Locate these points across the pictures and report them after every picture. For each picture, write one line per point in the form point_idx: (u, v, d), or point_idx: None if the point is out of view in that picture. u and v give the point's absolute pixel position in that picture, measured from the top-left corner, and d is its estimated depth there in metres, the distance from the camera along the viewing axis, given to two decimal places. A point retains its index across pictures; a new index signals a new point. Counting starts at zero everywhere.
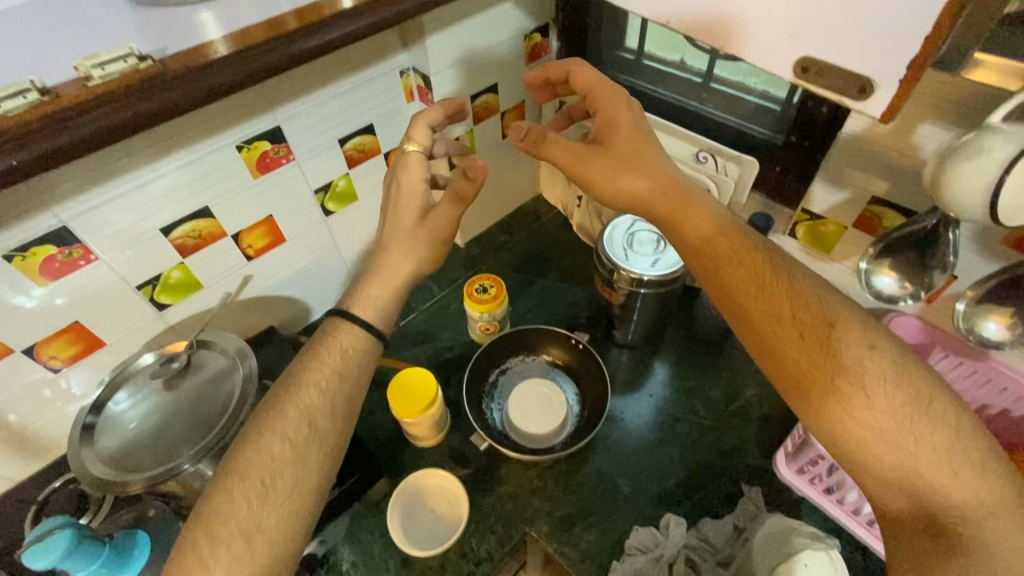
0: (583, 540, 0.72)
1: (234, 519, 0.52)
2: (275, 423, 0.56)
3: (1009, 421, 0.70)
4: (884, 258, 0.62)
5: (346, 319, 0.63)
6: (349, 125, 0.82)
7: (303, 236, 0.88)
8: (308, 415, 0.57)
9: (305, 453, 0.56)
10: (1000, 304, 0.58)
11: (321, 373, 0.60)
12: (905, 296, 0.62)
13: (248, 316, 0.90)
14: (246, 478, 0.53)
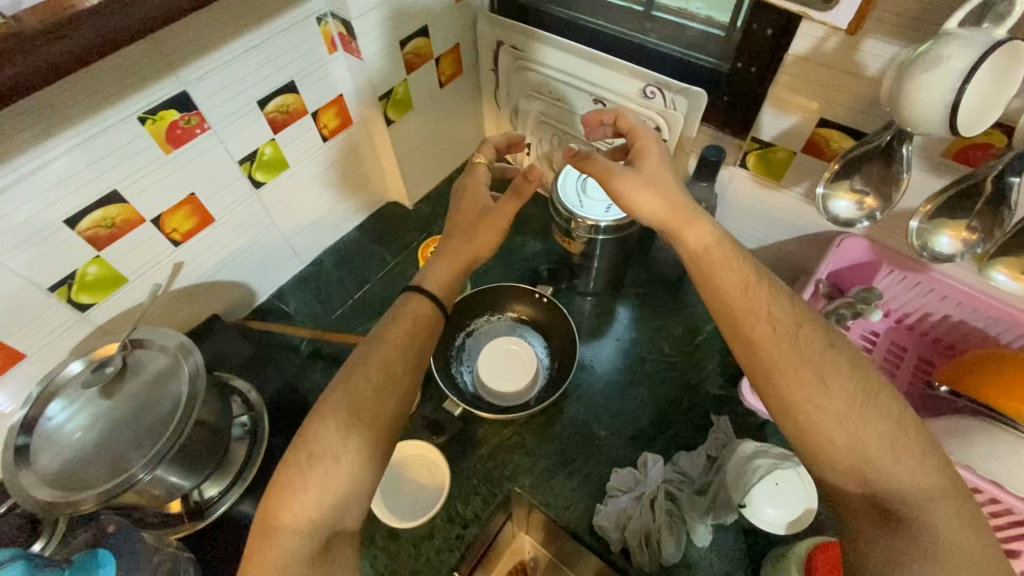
0: (566, 488, 0.73)
1: (320, 450, 0.52)
2: (359, 370, 0.56)
3: (951, 326, 0.74)
4: (841, 180, 0.62)
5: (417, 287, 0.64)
6: (266, 83, 0.73)
7: (234, 213, 0.81)
8: (386, 368, 0.57)
9: (383, 399, 0.56)
10: (953, 217, 0.59)
11: (397, 332, 0.60)
12: (861, 217, 0.62)
13: (185, 308, 0.82)
14: (337, 409, 0.54)
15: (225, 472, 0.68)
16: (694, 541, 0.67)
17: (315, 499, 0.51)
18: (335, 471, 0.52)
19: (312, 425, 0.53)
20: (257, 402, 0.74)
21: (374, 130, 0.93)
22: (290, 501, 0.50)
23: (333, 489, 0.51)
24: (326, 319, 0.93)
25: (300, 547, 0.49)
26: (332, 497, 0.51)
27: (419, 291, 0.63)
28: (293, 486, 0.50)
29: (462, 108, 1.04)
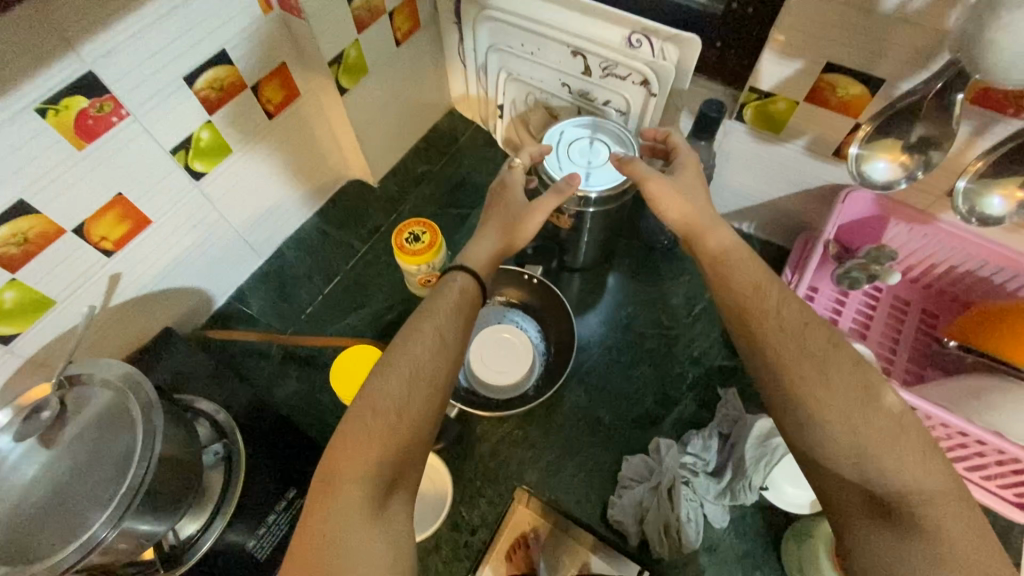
0: (575, 481, 0.69)
1: (381, 405, 0.49)
2: (419, 330, 0.54)
3: (956, 275, 0.72)
4: (876, 144, 0.58)
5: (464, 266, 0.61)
6: (191, 56, 0.62)
7: (175, 211, 0.70)
8: (441, 333, 0.55)
9: (441, 360, 0.53)
10: (1006, 175, 0.56)
11: (451, 299, 0.58)
12: (901, 178, 0.58)
13: (132, 323, 0.72)
14: (398, 369, 0.51)
15: (206, 501, 0.61)
16: (712, 523, 0.65)
17: (376, 455, 0.47)
18: (398, 426, 0.49)
19: (375, 381, 0.51)
20: (227, 423, 0.66)
21: (326, 102, 0.81)
22: (353, 452, 0.47)
23: (395, 445, 0.48)
24: (295, 318, 0.84)
25: (358, 503, 0.45)
26: (393, 453, 0.48)
27: (466, 268, 0.61)
28: (356, 439, 0.47)
29: (423, 69, 0.93)
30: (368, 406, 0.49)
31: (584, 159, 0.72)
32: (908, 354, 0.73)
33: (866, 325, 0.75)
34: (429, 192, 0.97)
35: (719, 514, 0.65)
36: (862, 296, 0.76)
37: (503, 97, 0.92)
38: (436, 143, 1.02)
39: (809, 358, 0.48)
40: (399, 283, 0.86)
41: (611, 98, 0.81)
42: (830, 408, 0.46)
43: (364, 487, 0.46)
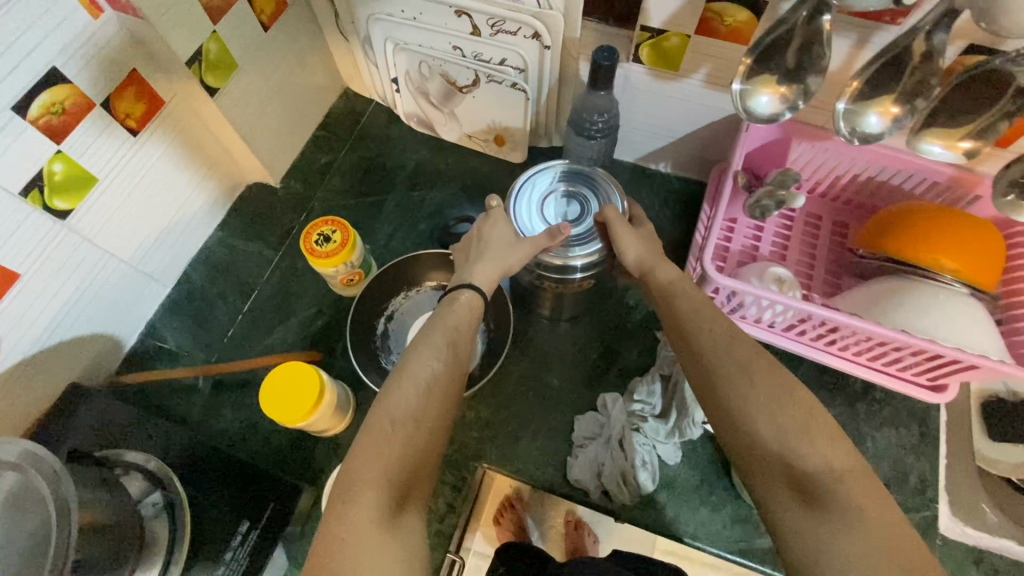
0: (532, 449, 0.71)
1: (398, 414, 0.48)
2: (430, 338, 0.53)
3: (860, 184, 0.75)
4: (763, 72, 0.54)
5: (473, 285, 0.59)
6: (11, 80, 0.54)
7: (46, 258, 0.63)
8: (450, 343, 0.54)
9: (451, 373, 0.52)
10: (882, 92, 0.51)
11: (459, 307, 0.57)
12: (784, 110, 0.54)
13: (35, 384, 0.65)
14: (413, 379, 0.50)
15: (155, 552, 0.57)
16: (667, 461, 0.68)
17: (390, 464, 0.45)
18: (412, 434, 0.47)
19: (392, 390, 0.49)
20: (160, 469, 0.62)
21: (197, 105, 0.73)
22: (371, 453, 0.45)
23: (410, 455, 0.47)
24: (218, 344, 0.79)
25: (373, 511, 0.43)
26: (407, 464, 0.46)
27: (475, 286, 0.58)
28: (371, 450, 0.45)
29: (303, 52, 0.85)
30: (384, 416, 0.48)
31: (553, 216, 0.67)
32: (825, 268, 0.76)
33: (784, 246, 0.77)
34: (338, 183, 0.91)
35: (671, 451, 0.68)
36: (778, 218, 0.79)
37: (394, 70, 0.86)
38: (335, 129, 0.95)
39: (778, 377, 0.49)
40: (322, 287, 0.82)
41: (506, 56, 0.76)
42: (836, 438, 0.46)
43: (380, 496, 0.44)
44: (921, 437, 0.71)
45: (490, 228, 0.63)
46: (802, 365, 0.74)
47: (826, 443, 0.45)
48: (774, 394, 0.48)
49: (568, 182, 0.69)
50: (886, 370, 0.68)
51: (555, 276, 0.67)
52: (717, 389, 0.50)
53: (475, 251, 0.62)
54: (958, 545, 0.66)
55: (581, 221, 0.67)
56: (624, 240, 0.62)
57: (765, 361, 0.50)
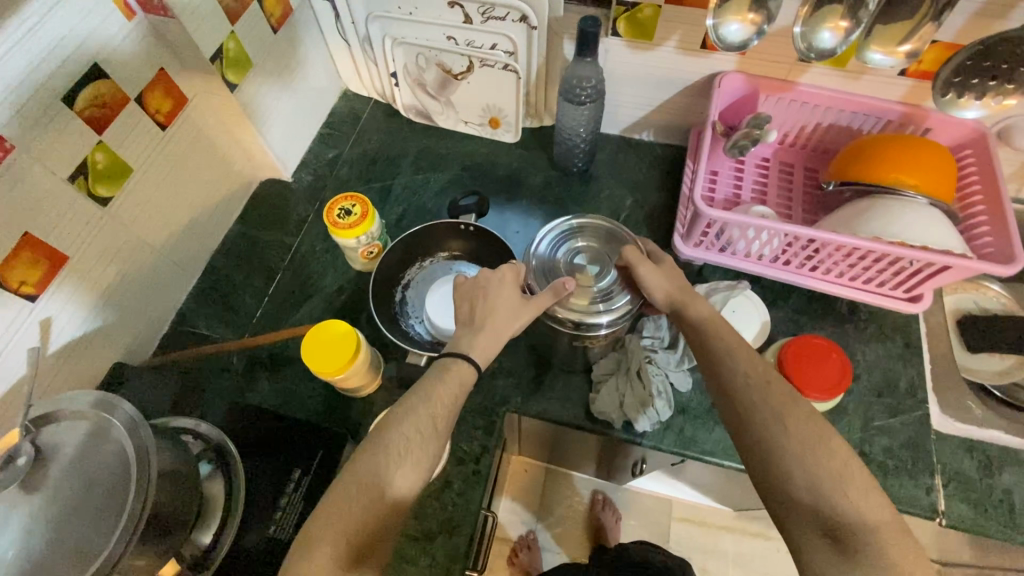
0: (556, 389, 0.76)
1: (361, 479, 0.53)
2: (409, 410, 0.57)
3: (823, 131, 0.84)
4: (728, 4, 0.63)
5: (467, 357, 0.62)
6: (61, 74, 0.59)
7: (89, 243, 0.67)
8: (433, 411, 0.58)
9: (426, 434, 0.56)
10: (829, 11, 0.60)
11: (447, 379, 0.60)
12: (752, 36, 0.64)
13: (83, 362, 0.70)
14: (385, 445, 0.55)
15: (213, 509, 0.62)
16: (681, 388, 0.74)
17: (348, 530, 0.50)
18: (381, 507, 0.52)
19: (364, 455, 0.54)
20: (212, 433, 0.66)
21: (217, 103, 0.79)
22: (338, 508, 0.51)
23: (371, 519, 0.51)
24: (246, 325, 0.84)
25: (325, 571, 0.48)
26: (365, 528, 0.51)
27: (472, 358, 0.62)
28: (331, 519, 0.50)
29: (307, 54, 0.92)
30: (352, 480, 0.53)
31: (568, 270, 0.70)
32: (802, 208, 0.84)
33: (762, 191, 0.85)
34: (347, 174, 0.97)
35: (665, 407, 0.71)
36: (754, 168, 0.87)
37: (393, 64, 0.93)
38: (340, 126, 1.02)
39: (810, 428, 0.54)
40: (342, 266, 0.87)
41: (497, 41, 0.84)
42: (863, 489, 0.51)
43: (336, 554, 0.49)
44: (906, 347, 0.77)
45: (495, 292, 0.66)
46: (792, 295, 0.81)
47: (857, 490, 0.51)
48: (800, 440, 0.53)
49: (590, 236, 0.74)
50: (868, 288, 0.76)
51: (576, 331, 0.68)
52: (753, 430, 0.55)
53: (482, 314, 0.65)
54: (953, 438, 0.71)
55: (602, 274, 0.70)
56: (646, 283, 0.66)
57: (802, 412, 0.55)
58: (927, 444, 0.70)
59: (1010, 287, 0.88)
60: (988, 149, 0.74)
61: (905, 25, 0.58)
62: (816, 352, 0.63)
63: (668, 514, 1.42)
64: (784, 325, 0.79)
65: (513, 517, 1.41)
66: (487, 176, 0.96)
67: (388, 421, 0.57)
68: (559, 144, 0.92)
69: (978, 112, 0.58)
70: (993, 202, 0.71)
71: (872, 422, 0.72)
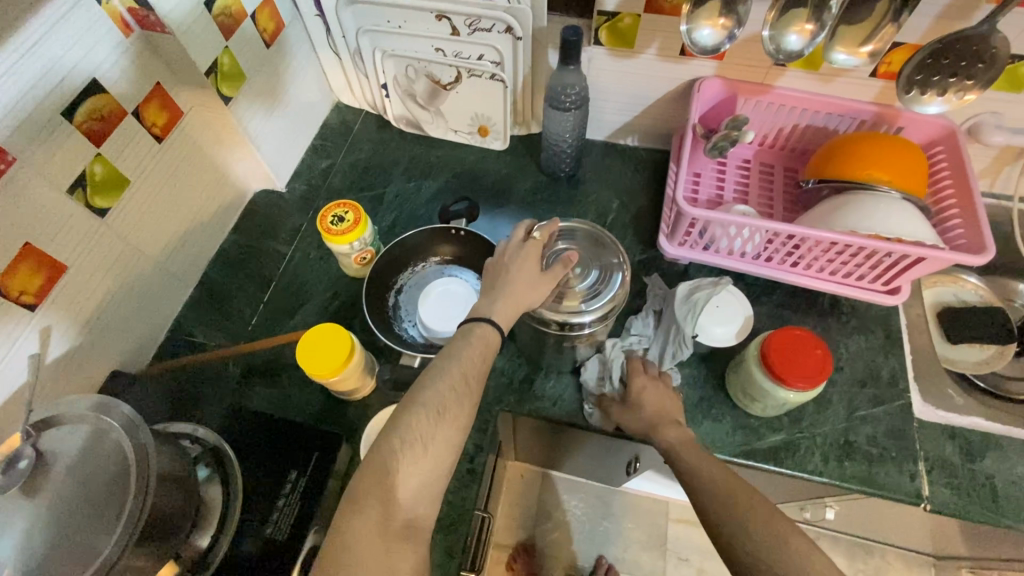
0: (547, 387, 0.77)
1: (407, 434, 0.54)
2: (442, 369, 0.59)
3: (801, 132, 0.87)
4: (699, 10, 0.66)
5: (488, 318, 0.63)
6: (61, 89, 0.61)
7: (87, 253, 0.69)
8: (466, 371, 0.60)
9: (461, 397, 0.57)
10: (795, 15, 0.63)
11: (480, 341, 0.62)
12: (723, 40, 0.67)
13: (81, 372, 0.72)
14: (425, 403, 0.56)
15: (210, 516, 0.62)
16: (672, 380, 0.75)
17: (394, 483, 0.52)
18: (420, 462, 0.54)
19: (404, 413, 0.56)
20: (210, 437, 0.67)
21: (212, 117, 0.81)
22: (375, 467, 0.53)
23: (410, 475, 0.53)
24: (242, 331, 0.85)
25: (370, 527, 0.50)
26: (411, 484, 0.53)
27: (492, 320, 0.63)
28: (376, 477, 0.52)
29: (299, 68, 0.94)
30: (394, 435, 0.54)
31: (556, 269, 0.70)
32: (783, 206, 0.86)
33: (744, 191, 0.88)
34: (339, 183, 0.99)
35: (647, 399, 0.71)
36: (735, 169, 0.90)
37: (384, 76, 0.95)
38: (332, 138, 1.04)
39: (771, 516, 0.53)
40: (336, 273, 0.89)
41: (484, 52, 0.87)
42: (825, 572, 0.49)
43: (380, 510, 0.51)
44: (887, 338, 0.79)
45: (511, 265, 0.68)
46: (776, 291, 0.83)
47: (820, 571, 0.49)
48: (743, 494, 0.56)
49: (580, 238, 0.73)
50: (848, 282, 0.78)
51: (559, 331, 0.69)
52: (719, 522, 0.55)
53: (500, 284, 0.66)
54: (935, 425, 0.73)
55: (586, 275, 0.69)
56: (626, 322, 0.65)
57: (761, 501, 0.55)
58: (909, 432, 0.72)
59: (986, 279, 0.91)
60: (958, 145, 0.76)
61: (869, 23, 0.62)
62: (797, 344, 0.66)
63: (665, 515, 1.42)
64: (769, 319, 0.81)
65: (510, 522, 1.41)
66: (477, 182, 0.99)
67: (425, 377, 0.59)
68: (546, 150, 0.94)
69: (940, 108, 0.63)
70: (963, 195, 0.74)
71: (856, 411, 0.74)
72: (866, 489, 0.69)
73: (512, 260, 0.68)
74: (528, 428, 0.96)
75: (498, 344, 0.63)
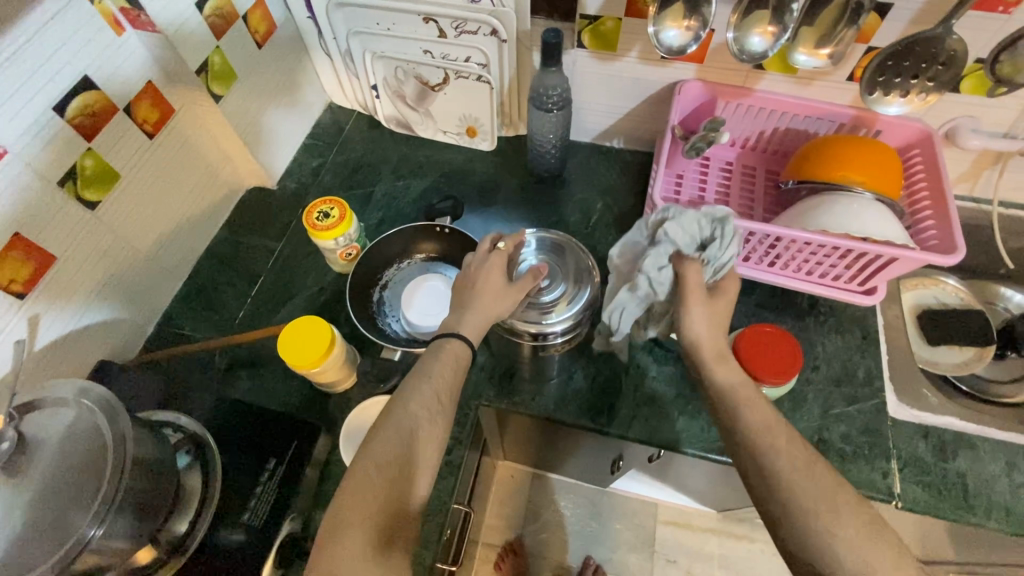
0: (526, 382, 0.78)
1: (381, 458, 0.55)
2: (416, 390, 0.60)
3: (781, 134, 0.88)
4: (667, 11, 0.68)
5: (458, 335, 0.65)
6: (53, 85, 0.63)
7: (77, 244, 0.71)
8: (438, 389, 0.61)
9: (433, 417, 0.59)
10: (758, 17, 0.65)
11: (449, 366, 0.63)
12: (690, 41, 0.69)
13: (69, 360, 0.74)
14: (399, 427, 0.57)
15: (189, 502, 0.63)
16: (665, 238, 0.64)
17: (377, 505, 0.53)
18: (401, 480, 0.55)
19: (376, 438, 0.57)
20: (192, 425, 0.69)
21: (204, 115, 0.83)
22: (356, 492, 0.53)
23: (391, 495, 0.54)
24: (230, 324, 0.87)
25: (360, 549, 0.50)
26: (392, 506, 0.54)
27: (462, 336, 0.65)
28: (357, 500, 0.53)
29: (291, 69, 0.97)
30: (369, 461, 0.55)
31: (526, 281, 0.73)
32: (763, 207, 0.87)
33: (725, 193, 0.89)
34: (330, 181, 1.01)
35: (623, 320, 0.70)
36: (717, 171, 0.91)
37: (374, 77, 0.97)
38: (324, 137, 1.06)
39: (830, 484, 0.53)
40: (323, 268, 0.91)
41: (470, 54, 0.89)
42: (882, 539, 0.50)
43: (367, 532, 0.51)
44: (864, 338, 0.80)
45: (483, 273, 0.69)
46: (755, 290, 0.84)
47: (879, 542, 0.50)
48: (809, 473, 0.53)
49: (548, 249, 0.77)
50: (824, 281, 0.79)
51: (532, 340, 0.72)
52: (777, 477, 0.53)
53: (467, 299, 0.67)
54: (909, 424, 0.74)
55: (554, 287, 0.73)
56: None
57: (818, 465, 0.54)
58: (883, 430, 0.73)
59: (966, 281, 0.92)
60: (934, 148, 0.78)
61: (823, 24, 0.64)
62: (768, 340, 0.67)
63: (653, 517, 1.42)
64: (747, 319, 0.82)
65: (498, 522, 1.42)
66: (464, 182, 1.00)
67: (397, 401, 0.60)
68: (532, 150, 0.96)
69: (901, 108, 0.67)
70: (937, 197, 0.75)
71: (831, 410, 0.75)
72: None
73: (477, 269, 0.69)
74: (511, 424, 0.97)
75: (470, 357, 0.65)
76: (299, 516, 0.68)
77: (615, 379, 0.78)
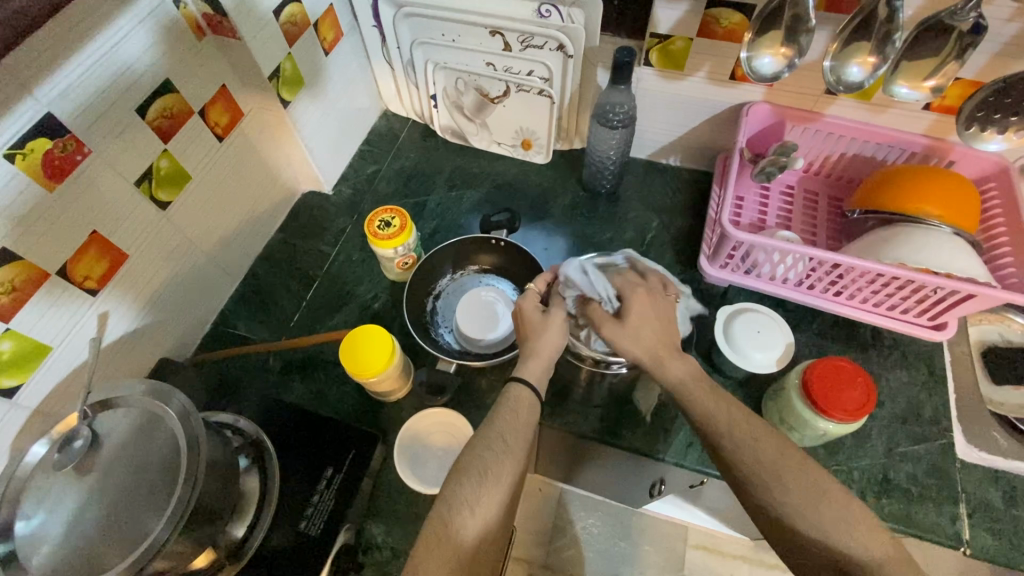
0: (579, 401, 0.77)
1: (454, 505, 0.55)
2: (485, 438, 0.60)
3: (848, 161, 0.86)
4: (762, 39, 0.67)
5: (521, 379, 0.64)
6: (136, 87, 0.64)
7: (149, 241, 0.72)
8: (504, 433, 0.60)
9: (503, 460, 0.58)
10: (858, 46, 0.64)
11: (517, 409, 0.62)
12: (784, 69, 0.68)
13: (133, 356, 0.75)
14: (466, 473, 0.57)
15: (248, 505, 0.63)
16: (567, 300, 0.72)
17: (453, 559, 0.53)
18: (467, 528, 0.54)
19: (447, 487, 0.57)
20: (250, 427, 0.69)
21: (270, 119, 0.84)
22: (432, 547, 0.53)
23: (457, 541, 0.54)
24: (284, 327, 0.87)
25: None
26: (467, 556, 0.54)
27: (525, 380, 0.64)
28: (429, 550, 0.53)
29: (353, 77, 0.97)
30: (443, 511, 0.55)
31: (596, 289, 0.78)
32: (826, 234, 0.86)
33: (787, 217, 0.87)
34: (384, 188, 1.02)
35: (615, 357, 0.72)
36: (779, 195, 0.90)
37: (434, 87, 0.98)
38: (379, 144, 1.07)
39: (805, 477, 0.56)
40: (377, 276, 0.91)
41: (534, 68, 0.88)
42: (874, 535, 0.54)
43: None
44: (931, 375, 0.77)
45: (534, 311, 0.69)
46: (817, 319, 0.82)
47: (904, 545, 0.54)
48: (866, 524, 0.55)
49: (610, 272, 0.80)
50: (891, 314, 0.78)
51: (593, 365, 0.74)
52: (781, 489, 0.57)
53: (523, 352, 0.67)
54: (978, 469, 0.71)
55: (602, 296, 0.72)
56: (662, 359, 0.63)
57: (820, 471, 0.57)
58: (951, 473, 0.71)
59: None
60: (1012, 183, 0.75)
61: (937, 56, 0.62)
62: (840, 377, 0.65)
63: (683, 541, 1.40)
64: (809, 348, 0.80)
65: (525, 537, 1.41)
66: (518, 195, 1.00)
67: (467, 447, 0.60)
68: (589, 165, 0.95)
69: (1000, 146, 0.64)
70: (1016, 233, 0.73)
71: (896, 448, 0.72)
72: (905, 530, 0.67)
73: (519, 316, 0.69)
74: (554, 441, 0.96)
75: (535, 400, 0.64)
76: (354, 526, 0.68)
77: (670, 404, 0.76)
